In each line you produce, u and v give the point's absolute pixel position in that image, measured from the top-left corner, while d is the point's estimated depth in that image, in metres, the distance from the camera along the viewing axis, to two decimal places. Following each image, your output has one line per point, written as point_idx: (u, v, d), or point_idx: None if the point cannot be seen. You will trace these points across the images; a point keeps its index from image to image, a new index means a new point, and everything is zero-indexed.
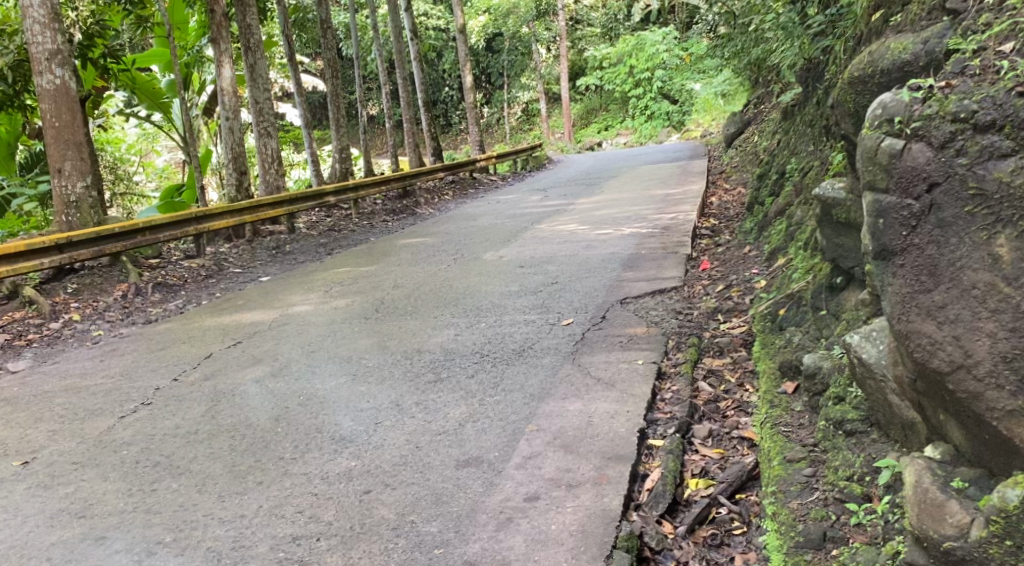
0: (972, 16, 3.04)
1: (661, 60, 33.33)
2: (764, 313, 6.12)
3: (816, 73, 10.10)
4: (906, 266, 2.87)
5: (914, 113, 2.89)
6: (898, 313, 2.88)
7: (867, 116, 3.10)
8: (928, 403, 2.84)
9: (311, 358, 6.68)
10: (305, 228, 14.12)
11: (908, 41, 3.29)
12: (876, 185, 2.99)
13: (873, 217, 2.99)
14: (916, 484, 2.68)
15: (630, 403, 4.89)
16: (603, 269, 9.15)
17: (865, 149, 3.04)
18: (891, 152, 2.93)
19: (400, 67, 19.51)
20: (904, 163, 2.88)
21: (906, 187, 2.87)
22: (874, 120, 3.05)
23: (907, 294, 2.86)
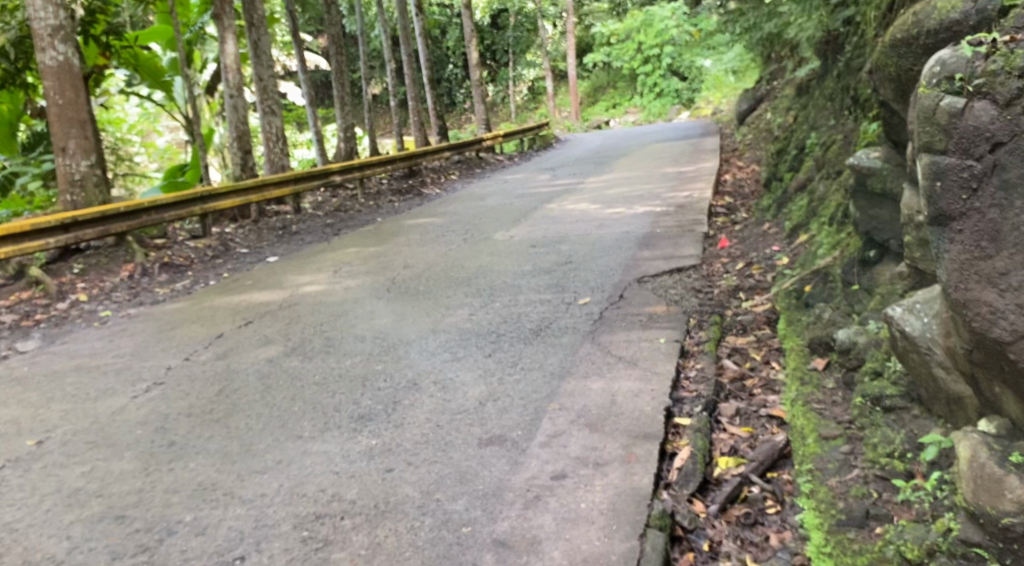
0: None
1: (668, 36, 33.00)
2: (788, 290, 6.00)
3: (836, 45, 9.91)
4: (965, 232, 2.68)
5: (978, 69, 2.64)
6: (956, 283, 2.72)
7: (924, 73, 2.86)
8: (984, 376, 2.73)
9: (325, 336, 6.59)
10: (312, 209, 13.97)
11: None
12: (933, 145, 2.76)
13: (929, 179, 2.78)
14: (971, 460, 2.58)
15: (654, 381, 4.78)
16: (618, 247, 9.01)
17: (923, 107, 2.80)
18: (950, 111, 2.69)
19: (406, 44, 19.17)
20: (966, 123, 2.65)
21: (967, 148, 2.65)
22: (933, 76, 2.80)
23: (965, 261, 2.69)
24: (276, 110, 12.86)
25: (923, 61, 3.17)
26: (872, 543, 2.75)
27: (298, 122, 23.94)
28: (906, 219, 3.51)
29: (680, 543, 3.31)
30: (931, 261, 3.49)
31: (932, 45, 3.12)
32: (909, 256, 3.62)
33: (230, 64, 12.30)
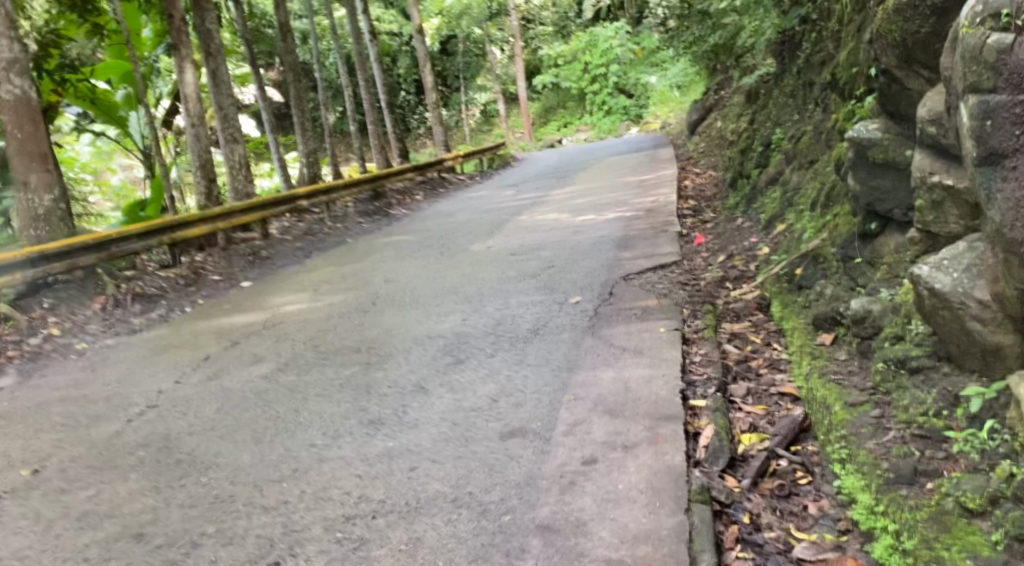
0: None
1: (615, 54, 33.44)
2: (778, 274, 5.93)
3: (793, 45, 10.15)
4: None
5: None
6: (1013, 220, 2.76)
7: (963, 16, 2.91)
8: None
9: (317, 352, 6.37)
10: (280, 234, 13.19)
11: None
12: (981, 85, 2.80)
13: (978, 119, 2.81)
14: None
15: (664, 367, 4.74)
16: (597, 249, 9.00)
17: (966, 47, 2.86)
18: (1000, 47, 2.74)
19: (361, 69, 18.67)
20: (1018, 58, 2.70)
21: (1019, 83, 2.70)
22: (974, 17, 2.86)
23: None
24: (239, 137, 11.97)
25: (932, 21, 3.37)
26: (931, 498, 2.85)
27: (254, 153, 23.51)
28: (918, 181, 3.57)
29: (721, 517, 3.22)
30: (945, 223, 3.53)
31: (942, 5, 3.33)
32: (921, 220, 3.65)
33: (189, 92, 11.42)
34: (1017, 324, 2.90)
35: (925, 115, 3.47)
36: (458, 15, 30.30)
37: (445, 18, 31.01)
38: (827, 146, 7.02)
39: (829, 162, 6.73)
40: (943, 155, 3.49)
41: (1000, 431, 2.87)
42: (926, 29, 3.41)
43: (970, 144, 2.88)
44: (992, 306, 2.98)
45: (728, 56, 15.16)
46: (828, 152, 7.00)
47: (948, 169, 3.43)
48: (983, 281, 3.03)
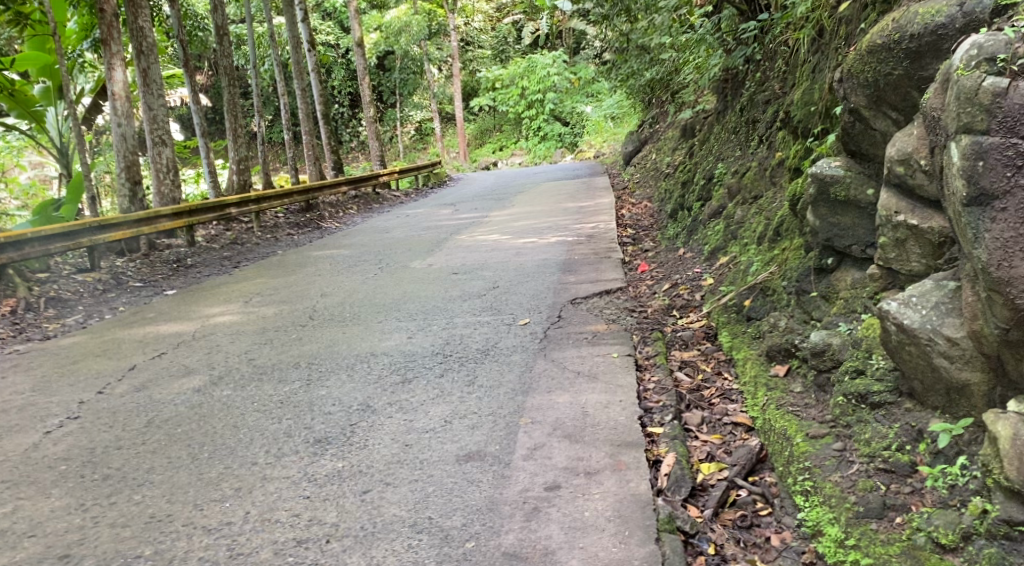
0: None
1: (551, 82, 33.74)
2: (726, 304, 5.97)
3: (736, 83, 10.39)
4: (1009, 210, 2.73)
5: (1019, 51, 2.77)
6: (998, 261, 2.74)
7: (956, 57, 2.93)
8: (1013, 354, 2.82)
9: (254, 364, 5.91)
10: (205, 242, 12.48)
11: (939, 5, 3.36)
12: (974, 127, 2.81)
13: (969, 159, 2.80)
14: (1014, 438, 2.70)
15: (620, 393, 4.73)
16: (541, 272, 8.95)
17: (961, 89, 2.86)
18: (995, 90, 2.76)
19: (298, 78, 18.01)
20: (1012, 101, 2.73)
21: (1012, 127, 2.73)
22: (967, 60, 2.89)
23: (1010, 238, 2.73)
24: (169, 139, 11.35)
25: (905, 64, 3.50)
26: (904, 534, 2.90)
27: (181, 157, 22.60)
28: (883, 220, 3.66)
29: (687, 547, 3.22)
30: (907, 260, 3.60)
31: (916, 48, 3.44)
32: (883, 256, 3.74)
33: (117, 89, 10.81)
34: (987, 361, 2.94)
35: (894, 155, 3.54)
36: (397, 31, 29.82)
37: (384, 32, 30.48)
38: (773, 182, 7.17)
39: (776, 199, 6.85)
40: (908, 194, 3.58)
41: (969, 467, 2.90)
42: (900, 70, 3.53)
43: (959, 182, 2.86)
44: (960, 342, 3.02)
45: (663, 90, 15.49)
46: (773, 187, 7.14)
47: (914, 208, 3.53)
48: (952, 318, 3.07)
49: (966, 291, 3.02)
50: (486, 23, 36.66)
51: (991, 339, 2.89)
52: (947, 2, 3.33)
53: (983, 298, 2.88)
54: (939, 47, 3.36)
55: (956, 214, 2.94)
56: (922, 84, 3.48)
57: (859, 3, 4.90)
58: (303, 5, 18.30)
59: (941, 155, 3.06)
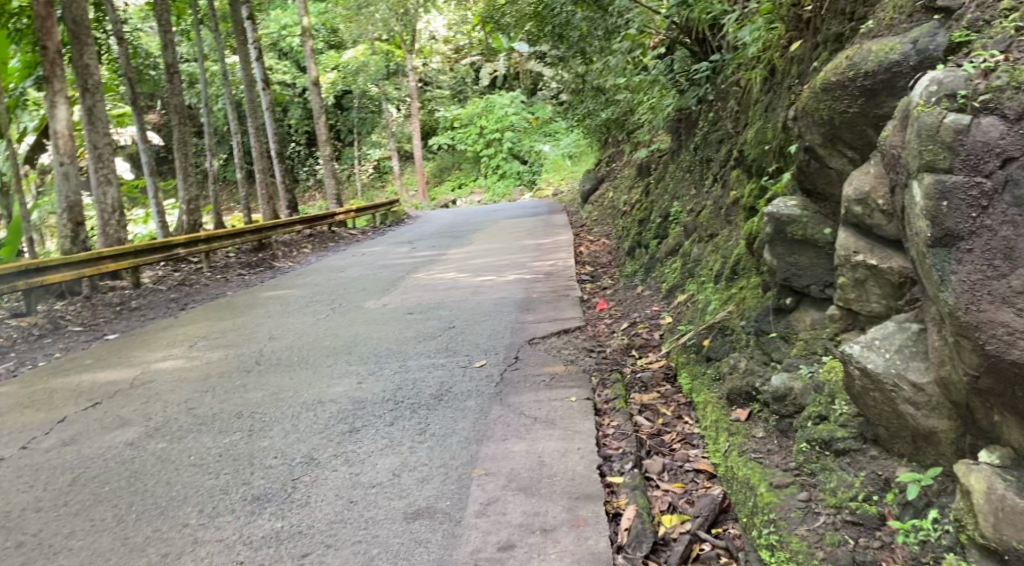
0: (964, 17, 3.09)
1: (509, 122, 33.94)
2: (684, 344, 5.85)
3: (689, 122, 10.44)
4: (976, 251, 2.63)
5: (980, 87, 2.72)
6: (966, 304, 2.62)
7: (916, 94, 2.89)
8: (983, 402, 2.70)
9: (193, 415, 5.61)
10: (152, 283, 12.06)
11: (893, 42, 3.31)
12: (936, 164, 2.74)
13: (933, 199, 2.73)
14: (988, 493, 2.55)
15: (578, 439, 4.55)
16: (498, 311, 8.78)
17: (923, 126, 2.79)
18: (956, 128, 2.70)
19: (252, 117, 17.72)
20: (973, 139, 2.67)
21: (976, 165, 2.66)
22: (928, 96, 2.84)
23: (977, 280, 2.61)
24: (116, 179, 10.96)
25: (860, 102, 3.43)
26: None
27: (130, 197, 22.04)
28: (841, 260, 3.58)
29: None
30: (868, 301, 3.53)
31: (870, 86, 3.37)
32: (842, 297, 3.66)
33: (60, 128, 10.43)
34: (956, 410, 2.84)
35: (851, 195, 3.45)
36: (354, 71, 29.74)
37: (341, 72, 30.36)
38: (728, 221, 7.13)
39: (731, 236, 6.79)
40: (866, 234, 3.51)
41: (941, 521, 2.77)
42: (855, 108, 3.47)
43: (923, 222, 2.77)
44: (926, 389, 2.92)
45: (618, 130, 15.61)
46: (728, 226, 7.10)
47: (873, 248, 3.44)
48: (918, 362, 2.99)
49: (932, 335, 2.93)
50: (444, 64, 36.67)
51: (957, 386, 2.80)
52: (900, 40, 3.28)
53: (949, 343, 2.78)
54: (893, 84, 3.29)
55: (920, 255, 2.84)
56: (877, 122, 3.41)
57: (809, 42, 4.88)
58: (257, 44, 18.10)
59: (902, 195, 2.98)
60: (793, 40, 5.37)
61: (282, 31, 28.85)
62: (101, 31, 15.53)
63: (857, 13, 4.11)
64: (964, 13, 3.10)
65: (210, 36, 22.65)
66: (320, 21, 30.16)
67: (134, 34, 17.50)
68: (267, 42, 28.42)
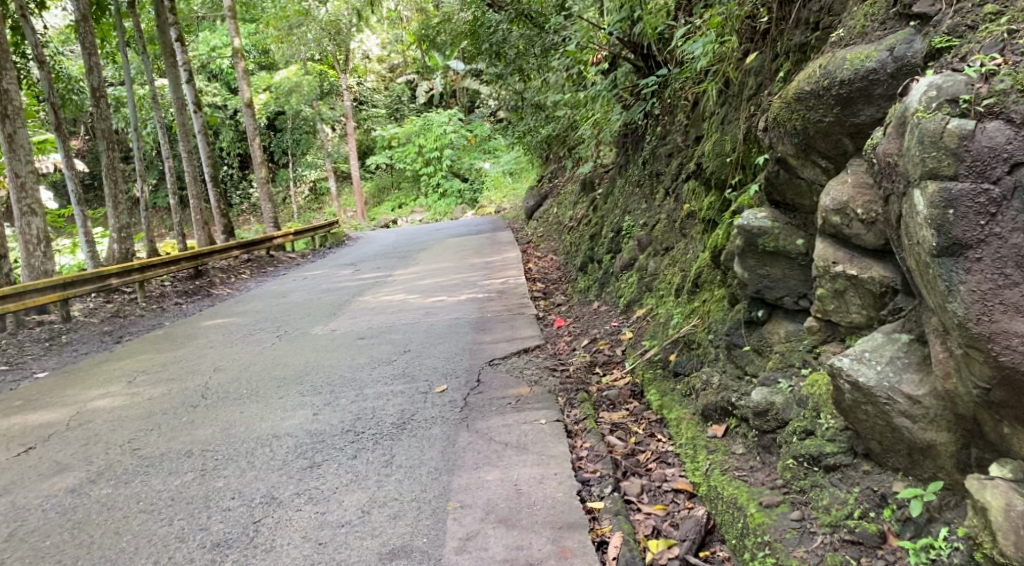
0: (940, 22, 3.14)
1: (448, 140, 33.76)
2: (650, 359, 5.71)
3: (636, 137, 10.48)
4: (985, 259, 2.66)
5: (982, 91, 2.73)
6: (978, 315, 2.66)
7: (914, 100, 2.89)
8: (991, 414, 2.76)
9: (138, 456, 5.26)
10: (84, 316, 11.47)
11: (867, 51, 3.35)
12: (941, 171, 2.75)
13: (939, 208, 2.74)
14: (1007, 509, 2.62)
15: (554, 464, 4.41)
16: (454, 332, 8.59)
17: (924, 132, 2.80)
18: (960, 134, 2.72)
19: (184, 140, 17.09)
20: (980, 145, 2.69)
21: (982, 171, 2.68)
22: (927, 102, 2.85)
23: (987, 290, 2.66)
24: (41, 209, 10.40)
25: (836, 111, 3.44)
26: None
27: (54, 226, 21.07)
28: (820, 271, 3.56)
29: None
30: (847, 312, 3.50)
31: (846, 94, 3.39)
32: (821, 308, 3.64)
33: None
34: (957, 423, 2.89)
35: (829, 205, 3.45)
36: (288, 92, 29.09)
37: (274, 93, 29.65)
38: (683, 234, 7.12)
39: (689, 249, 6.76)
40: (843, 244, 3.49)
41: (951, 538, 2.82)
42: (830, 117, 3.48)
43: (927, 232, 2.78)
44: (923, 401, 2.96)
45: (559, 145, 15.60)
46: (684, 239, 7.07)
47: (852, 258, 3.43)
48: (910, 374, 3.03)
49: (932, 347, 2.94)
50: (379, 83, 35.91)
51: (960, 400, 2.85)
52: (875, 48, 3.33)
53: (955, 356, 2.80)
54: (870, 92, 3.33)
55: (922, 266, 2.87)
56: (853, 131, 3.44)
57: (767, 53, 4.88)
58: (187, 66, 17.55)
59: (899, 204, 2.99)
60: (747, 51, 5.37)
61: (211, 53, 28.00)
62: (19, 55, 14.80)
63: (822, 22, 4.17)
64: (941, 19, 3.15)
65: (136, 58, 21.88)
66: (251, 42, 29.46)
67: (55, 58, 16.75)
68: (196, 64, 27.60)
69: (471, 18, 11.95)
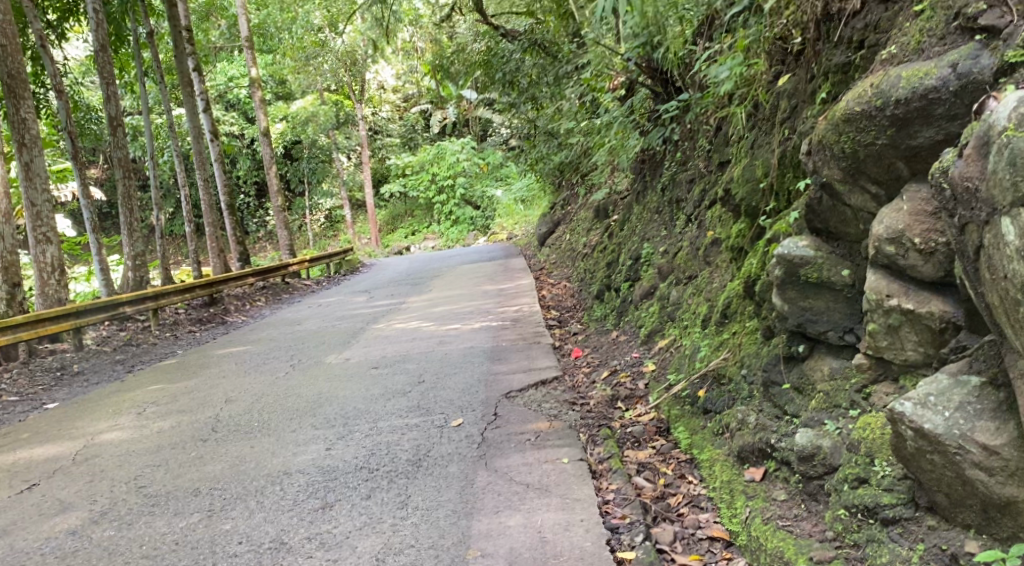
0: (1007, 40, 3.09)
1: (461, 168, 33.75)
2: (676, 394, 5.39)
3: (654, 163, 10.29)
4: None
5: None
6: None
7: (1003, 118, 2.76)
8: None
9: (144, 494, 4.99)
10: (94, 345, 11.27)
11: (928, 67, 3.26)
12: None
13: None
14: None
15: (578, 509, 4.15)
16: (469, 363, 8.32)
17: (1018, 151, 2.67)
18: None
19: (200, 168, 16.98)
20: None
21: None
22: (1018, 118, 2.70)
23: None
24: (56, 237, 10.22)
25: (891, 132, 3.35)
26: None
27: (70, 254, 21.07)
28: (873, 304, 3.46)
29: None
30: (902, 349, 3.38)
31: (904, 114, 3.31)
32: (873, 344, 3.50)
33: None
34: None
35: (883, 233, 3.38)
36: (304, 121, 29.02)
37: (290, 122, 29.68)
38: (707, 262, 6.89)
39: (714, 278, 6.53)
40: (899, 276, 3.40)
41: None
42: (884, 139, 3.39)
43: (1021, 264, 2.65)
44: (1002, 452, 2.86)
45: (573, 173, 15.42)
46: (708, 267, 6.84)
47: (907, 291, 3.35)
48: (983, 421, 2.93)
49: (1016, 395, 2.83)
50: (393, 113, 35.82)
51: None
52: (936, 64, 3.24)
53: None
54: (929, 112, 3.24)
55: (1008, 304, 2.74)
56: (910, 154, 3.34)
57: (801, 74, 4.70)
58: (203, 94, 17.50)
59: (978, 233, 2.84)
60: (779, 74, 5.14)
61: (228, 82, 28.10)
62: (38, 84, 14.81)
63: (868, 40, 3.99)
64: (1013, 32, 3.07)
65: (153, 87, 21.97)
66: (268, 72, 29.54)
67: (74, 87, 16.78)
68: (212, 93, 27.67)
69: (484, 49, 12.09)
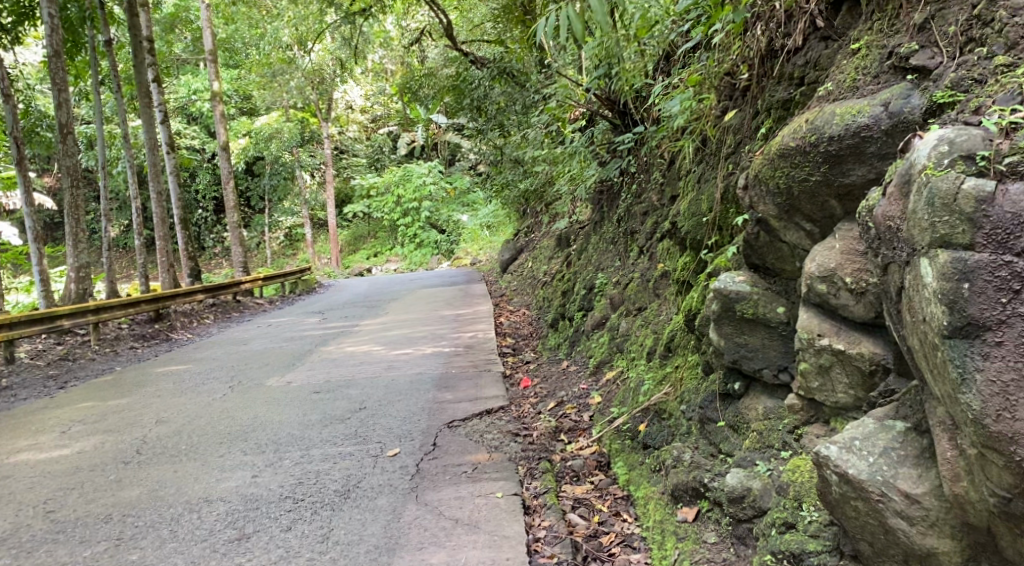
0: (938, 81, 3.10)
1: (427, 192, 33.65)
2: (616, 428, 5.26)
3: (611, 194, 10.24)
4: (1006, 344, 2.51)
5: (1003, 148, 2.61)
6: (996, 412, 2.51)
7: (924, 157, 2.75)
8: (1002, 523, 2.61)
9: (51, 520, 4.73)
10: (29, 358, 10.86)
11: (860, 105, 3.26)
12: (952, 238, 2.61)
13: (952, 280, 2.58)
14: None
15: (506, 547, 4.02)
16: (414, 390, 8.13)
17: (935, 192, 2.66)
18: (978, 194, 2.58)
19: (155, 182, 16.54)
20: (997, 210, 2.55)
21: (1002, 242, 2.54)
22: (938, 157, 2.70)
23: (1012, 381, 2.50)
24: None
25: (824, 169, 3.33)
26: None
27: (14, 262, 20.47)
28: (804, 343, 3.42)
29: None
30: (833, 391, 3.34)
31: (836, 152, 3.28)
32: (804, 385, 3.45)
33: None
34: (958, 530, 2.75)
35: (814, 271, 3.35)
36: (267, 138, 28.56)
37: (253, 139, 29.27)
38: (657, 294, 6.82)
39: (662, 311, 6.47)
40: (830, 315, 3.37)
41: None
42: (817, 175, 3.36)
43: (937, 308, 2.62)
44: (923, 502, 2.80)
45: (537, 201, 15.32)
46: (657, 300, 6.77)
47: (838, 331, 3.32)
48: (907, 468, 2.87)
49: (937, 443, 2.78)
50: (361, 133, 35.54)
51: (971, 507, 2.69)
52: (868, 102, 3.23)
53: (967, 455, 2.65)
54: (862, 150, 3.22)
55: (928, 347, 2.70)
56: (843, 192, 3.32)
57: (745, 111, 4.69)
58: (162, 106, 17.07)
59: (902, 273, 2.82)
60: (726, 109, 5.06)
61: (192, 96, 27.63)
62: None
63: (809, 76, 4.02)
64: (942, 73, 3.10)
65: (111, 97, 21.52)
66: (233, 87, 29.15)
67: (27, 94, 16.29)
68: (174, 106, 27.22)
69: (453, 73, 12.10)
